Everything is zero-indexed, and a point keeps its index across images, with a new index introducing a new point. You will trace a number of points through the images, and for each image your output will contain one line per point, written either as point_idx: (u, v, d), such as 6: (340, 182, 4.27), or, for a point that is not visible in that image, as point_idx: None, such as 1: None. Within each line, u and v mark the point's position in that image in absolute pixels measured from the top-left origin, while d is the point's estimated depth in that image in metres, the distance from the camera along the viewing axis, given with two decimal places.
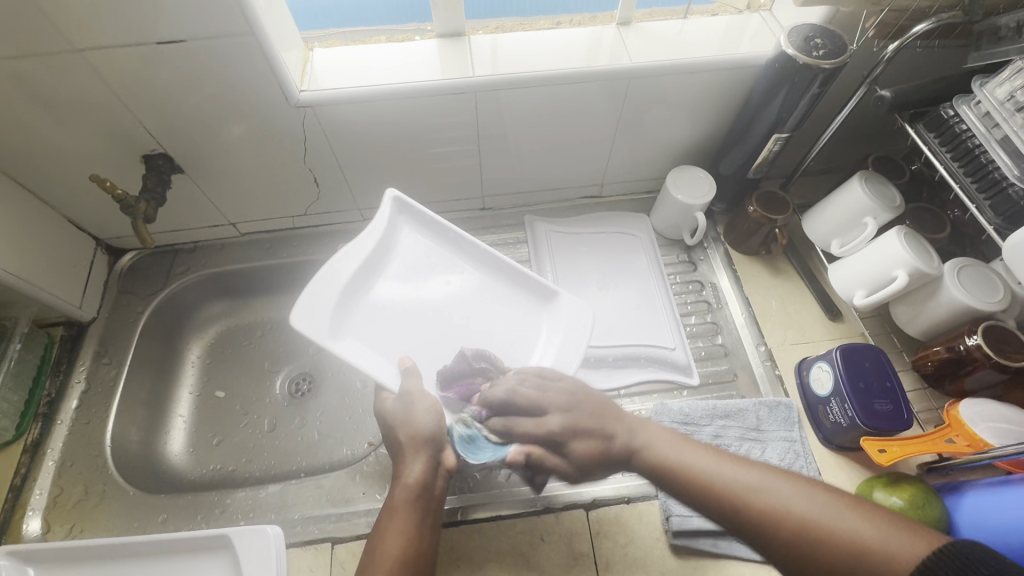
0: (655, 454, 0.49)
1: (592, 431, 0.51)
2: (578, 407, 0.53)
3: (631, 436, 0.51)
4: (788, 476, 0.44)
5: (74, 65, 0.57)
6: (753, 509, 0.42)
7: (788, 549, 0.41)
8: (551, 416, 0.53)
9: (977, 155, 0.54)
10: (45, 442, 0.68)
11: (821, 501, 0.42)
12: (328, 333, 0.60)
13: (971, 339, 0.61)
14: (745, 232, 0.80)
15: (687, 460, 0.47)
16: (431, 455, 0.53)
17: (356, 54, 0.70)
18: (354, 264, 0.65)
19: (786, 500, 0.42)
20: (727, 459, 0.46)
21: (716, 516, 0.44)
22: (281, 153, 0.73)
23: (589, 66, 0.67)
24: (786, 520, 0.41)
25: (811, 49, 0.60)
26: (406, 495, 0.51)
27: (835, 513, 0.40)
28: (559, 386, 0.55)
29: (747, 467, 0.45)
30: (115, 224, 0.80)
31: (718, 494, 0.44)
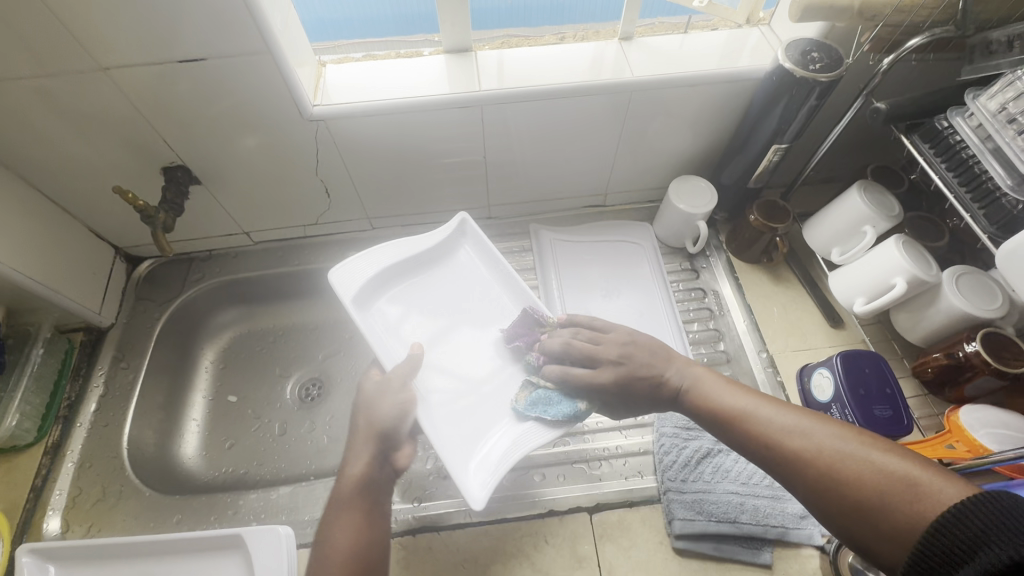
0: (701, 394, 0.51)
1: (643, 373, 0.54)
2: (628, 356, 0.55)
3: (679, 381, 0.53)
4: (831, 422, 0.44)
5: (100, 82, 0.60)
6: (787, 447, 0.44)
7: (816, 487, 0.42)
8: (604, 368, 0.55)
9: (972, 165, 0.55)
10: (64, 444, 0.71)
11: (855, 444, 0.42)
12: (355, 295, 0.65)
13: (969, 346, 0.61)
14: (747, 240, 0.82)
15: (730, 401, 0.49)
16: (377, 448, 0.53)
17: (367, 69, 0.73)
18: (401, 253, 0.71)
19: (821, 440, 0.43)
20: (779, 404, 0.47)
21: (756, 452, 0.46)
22: (294, 164, 0.76)
23: (592, 80, 0.69)
24: (816, 462, 0.42)
25: (807, 63, 0.62)
26: (352, 489, 0.51)
27: (869, 458, 0.41)
28: (609, 342, 0.57)
29: (787, 411, 0.46)
30: (134, 233, 0.83)
31: (758, 435, 0.46)
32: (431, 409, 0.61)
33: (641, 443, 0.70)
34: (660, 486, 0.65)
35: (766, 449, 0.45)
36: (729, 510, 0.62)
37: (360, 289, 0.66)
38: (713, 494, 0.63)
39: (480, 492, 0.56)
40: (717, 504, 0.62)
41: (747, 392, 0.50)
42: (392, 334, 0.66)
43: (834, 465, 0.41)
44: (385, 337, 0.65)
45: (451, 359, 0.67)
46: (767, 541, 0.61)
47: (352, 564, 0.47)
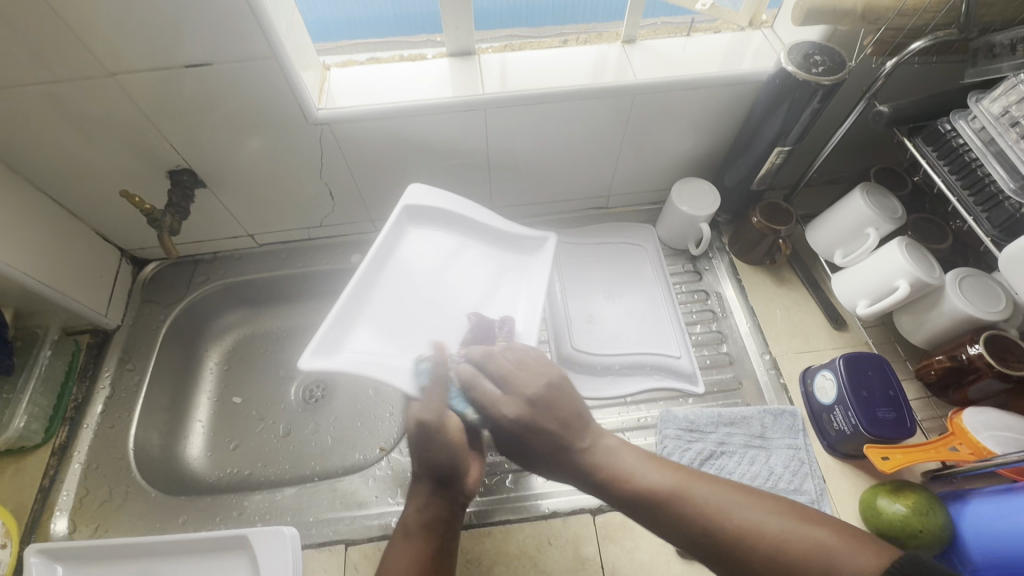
0: (616, 470, 0.49)
1: (556, 420, 0.51)
2: (543, 400, 0.52)
3: (593, 446, 0.51)
4: (764, 498, 0.44)
5: (106, 87, 0.60)
6: (720, 530, 0.43)
7: (756, 565, 0.41)
8: (512, 400, 0.52)
9: (975, 169, 0.55)
10: (72, 445, 0.71)
11: (788, 518, 0.42)
12: (407, 207, 0.68)
13: (973, 349, 0.61)
14: (750, 242, 0.82)
15: (649, 478, 0.48)
16: (457, 482, 0.54)
17: (371, 73, 0.73)
18: (480, 213, 0.71)
19: (750, 518, 0.43)
20: (704, 481, 0.47)
21: (690, 540, 0.44)
22: (298, 167, 0.76)
23: (595, 83, 0.70)
24: (755, 537, 0.42)
25: (810, 66, 0.62)
26: (421, 518, 0.53)
27: (804, 532, 0.41)
28: (528, 372, 0.53)
29: (716, 487, 0.46)
30: (140, 236, 0.83)
31: (688, 518, 0.45)
32: (366, 318, 0.59)
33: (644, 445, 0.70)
34: None
35: (699, 535, 0.44)
36: None
37: (422, 215, 0.69)
38: None
39: (322, 356, 0.54)
40: None
41: (666, 465, 0.49)
42: (421, 255, 0.67)
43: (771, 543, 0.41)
44: (407, 246, 0.67)
45: (432, 315, 0.63)
46: None
47: None
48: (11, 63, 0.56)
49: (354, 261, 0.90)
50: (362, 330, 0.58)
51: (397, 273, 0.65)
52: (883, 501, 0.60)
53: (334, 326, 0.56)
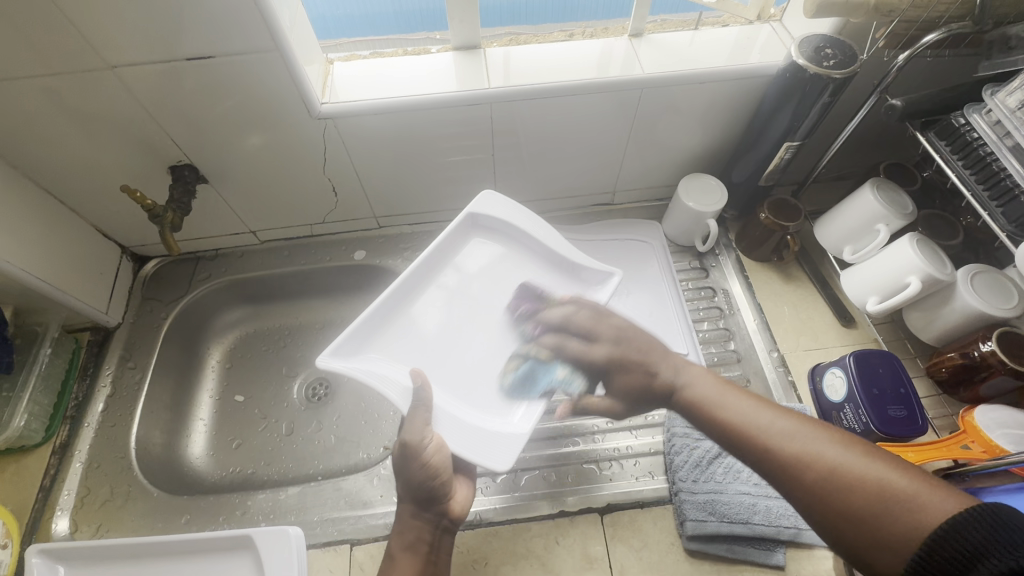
0: (695, 392, 0.48)
1: (635, 369, 0.52)
2: (625, 341, 0.54)
3: (674, 375, 0.51)
4: (844, 436, 0.42)
5: (107, 80, 0.59)
6: (785, 454, 0.42)
7: (815, 495, 0.40)
8: (599, 345, 0.56)
9: (990, 163, 0.54)
10: (72, 444, 0.70)
11: (856, 453, 0.40)
12: (471, 216, 0.72)
13: (985, 346, 0.61)
14: (758, 238, 0.81)
15: (730, 407, 0.46)
16: (439, 504, 0.54)
17: (374, 67, 0.72)
18: (545, 237, 0.72)
19: (820, 449, 0.41)
20: (781, 414, 0.44)
21: (752, 458, 0.44)
22: (301, 163, 0.75)
23: (602, 77, 0.69)
24: (817, 467, 0.40)
25: (821, 59, 0.61)
26: (405, 539, 0.53)
27: (874, 470, 0.39)
28: (604, 336, 0.56)
29: (788, 416, 0.44)
30: (141, 232, 0.82)
31: (754, 442, 0.43)
32: (403, 321, 0.65)
33: (651, 444, 0.69)
34: (671, 486, 0.65)
35: (766, 458, 0.43)
36: (742, 511, 0.61)
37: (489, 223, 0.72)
38: (725, 495, 0.63)
39: (345, 355, 0.59)
40: (730, 506, 0.62)
41: (750, 396, 0.47)
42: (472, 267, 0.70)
43: (834, 474, 0.39)
44: (460, 257, 0.71)
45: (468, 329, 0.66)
46: (780, 542, 0.60)
47: None
48: (9, 55, 0.55)
49: (357, 258, 0.89)
50: (395, 332, 0.64)
51: (444, 280, 0.69)
52: None
53: (366, 326, 0.62)
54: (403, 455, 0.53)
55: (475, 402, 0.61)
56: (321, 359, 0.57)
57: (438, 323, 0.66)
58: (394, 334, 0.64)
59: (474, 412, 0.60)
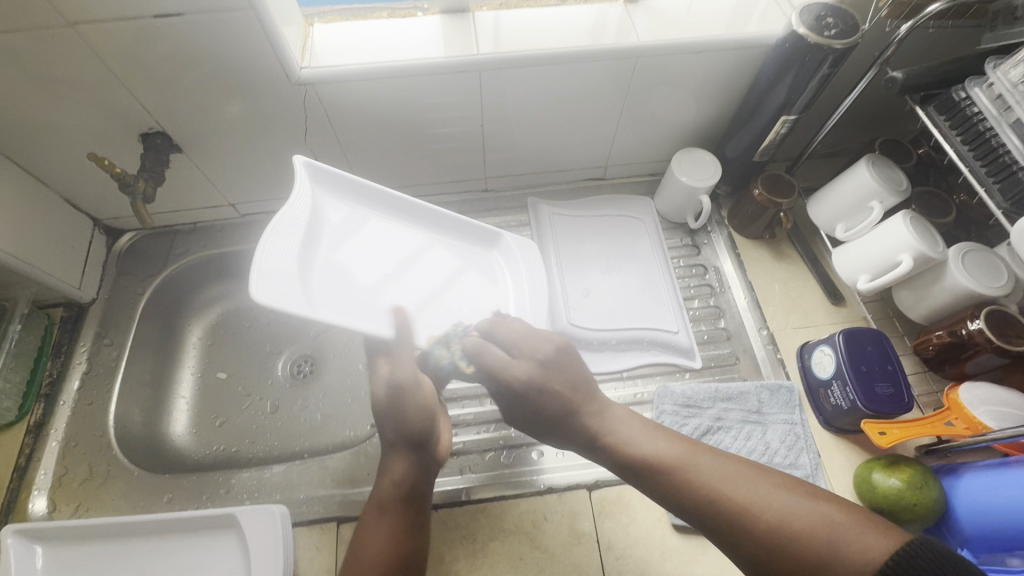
0: (622, 440, 0.46)
1: (563, 395, 0.48)
2: (553, 367, 0.49)
3: (597, 420, 0.48)
4: (758, 472, 0.42)
5: (70, 40, 0.56)
6: (727, 506, 0.40)
7: (764, 547, 0.39)
8: (522, 361, 0.49)
9: (988, 139, 0.53)
10: (49, 422, 0.68)
11: (793, 497, 0.40)
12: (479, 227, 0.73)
13: (973, 324, 0.61)
14: (750, 215, 0.80)
15: (659, 451, 0.45)
16: (415, 455, 0.53)
17: (358, 30, 0.69)
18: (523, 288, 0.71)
19: (756, 499, 0.40)
20: (709, 457, 0.44)
21: (689, 512, 0.42)
22: (280, 131, 0.72)
23: (594, 44, 0.66)
24: (758, 517, 0.39)
25: (822, 29, 0.59)
26: (391, 493, 0.51)
27: (812, 514, 0.39)
28: (528, 352, 0.50)
29: (719, 461, 0.43)
30: (113, 205, 0.79)
31: (692, 490, 0.42)
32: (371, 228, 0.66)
33: None
34: None
35: (704, 514, 0.41)
36: None
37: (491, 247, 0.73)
38: None
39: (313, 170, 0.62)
40: None
41: (680, 440, 0.46)
42: (450, 274, 0.69)
43: (777, 522, 0.39)
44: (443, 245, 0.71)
45: (394, 294, 0.63)
46: None
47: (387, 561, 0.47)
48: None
49: None
50: (354, 229, 0.65)
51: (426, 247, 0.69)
52: (879, 475, 0.59)
53: (347, 181, 0.65)
54: (398, 397, 0.53)
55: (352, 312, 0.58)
56: (299, 155, 0.61)
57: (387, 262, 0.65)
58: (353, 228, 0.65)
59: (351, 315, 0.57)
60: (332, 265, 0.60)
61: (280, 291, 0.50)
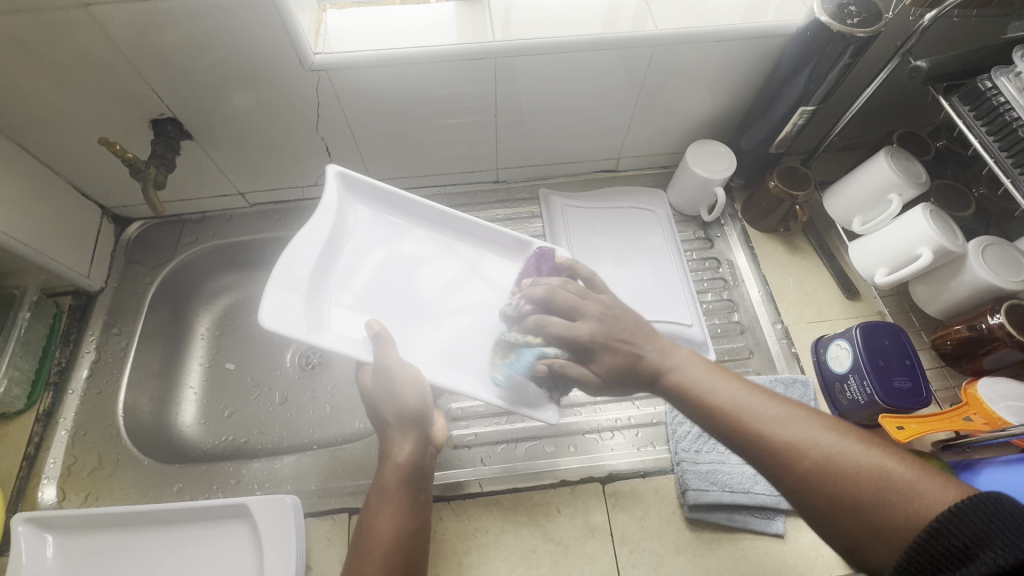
0: (679, 374, 0.46)
1: (619, 349, 0.49)
2: (612, 319, 0.50)
3: (660, 357, 0.48)
4: (813, 414, 0.42)
5: (82, 23, 0.55)
6: (778, 442, 0.40)
7: (815, 484, 0.38)
8: (584, 322, 0.50)
9: (1016, 129, 0.52)
10: (58, 411, 0.68)
11: (849, 440, 0.39)
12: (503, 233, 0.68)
13: (993, 318, 0.60)
14: (765, 208, 0.79)
15: (711, 390, 0.45)
16: (420, 434, 0.55)
17: (370, 16, 0.68)
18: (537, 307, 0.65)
19: (810, 436, 0.40)
20: (762, 396, 0.43)
21: (739, 445, 0.42)
22: (291, 119, 0.71)
23: (610, 32, 0.65)
24: (808, 454, 0.39)
25: (845, 17, 0.58)
26: (398, 475, 0.52)
27: (869, 457, 0.38)
28: (588, 314, 0.51)
29: (772, 402, 0.42)
30: (121, 193, 0.78)
31: (744, 425, 0.42)
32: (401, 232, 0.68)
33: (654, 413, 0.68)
34: (673, 456, 0.64)
35: (751, 448, 0.41)
36: (743, 481, 0.61)
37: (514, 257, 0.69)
38: (728, 465, 0.62)
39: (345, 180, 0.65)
40: (731, 475, 0.62)
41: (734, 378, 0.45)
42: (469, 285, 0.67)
43: (828, 462, 0.38)
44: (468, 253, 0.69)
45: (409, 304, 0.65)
46: (780, 511, 0.60)
47: (402, 544, 0.49)
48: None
49: None
50: (380, 234, 0.67)
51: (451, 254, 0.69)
52: None
53: (378, 190, 0.66)
54: (386, 376, 0.54)
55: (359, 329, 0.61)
56: (331, 164, 0.64)
57: (415, 268, 0.67)
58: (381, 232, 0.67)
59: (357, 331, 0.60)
60: (356, 272, 0.64)
61: (279, 304, 0.55)
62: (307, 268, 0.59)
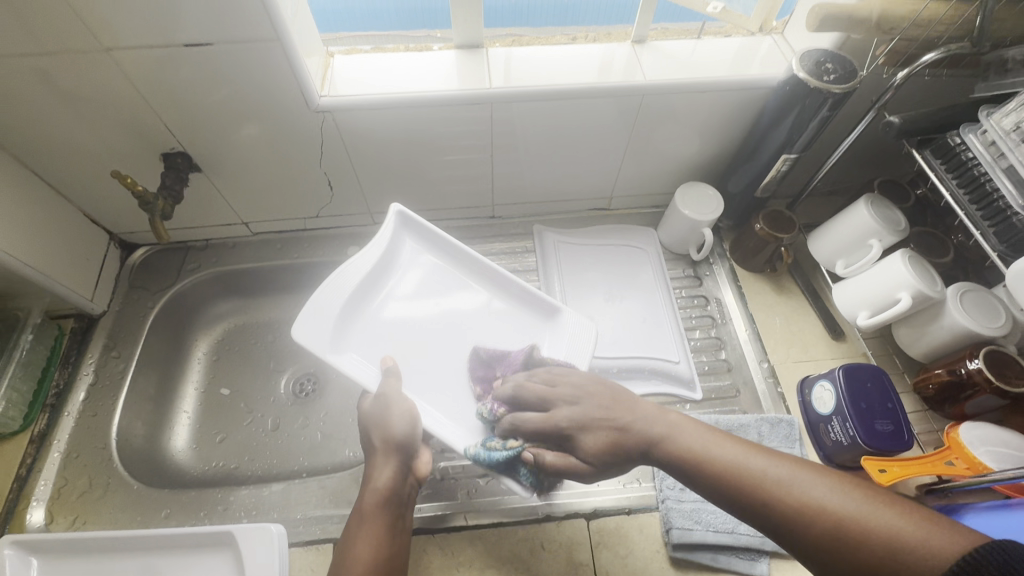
0: (677, 442, 0.47)
1: (599, 429, 0.51)
2: (583, 400, 0.53)
3: (650, 426, 0.49)
4: (813, 468, 0.42)
5: (101, 63, 0.58)
6: (782, 505, 0.41)
7: (823, 546, 0.38)
8: (558, 410, 0.53)
9: (983, 183, 0.55)
10: (52, 432, 0.69)
11: (857, 498, 0.39)
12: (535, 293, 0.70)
13: (972, 363, 0.61)
14: (751, 249, 0.81)
15: (718, 452, 0.45)
16: (401, 460, 0.54)
17: (375, 62, 0.72)
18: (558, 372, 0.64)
19: (819, 496, 0.40)
20: (771, 460, 0.43)
21: (746, 510, 0.43)
22: (294, 155, 0.74)
23: (600, 82, 0.69)
24: (819, 517, 0.39)
25: (822, 74, 0.61)
26: (376, 499, 0.52)
27: (878, 513, 0.38)
28: (558, 398, 0.54)
29: (778, 461, 0.43)
30: (129, 220, 0.81)
31: (749, 492, 0.42)
32: (443, 269, 0.72)
33: None
34: (658, 494, 0.64)
35: (757, 511, 0.42)
36: (728, 521, 0.61)
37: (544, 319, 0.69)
38: (712, 504, 0.63)
39: (403, 216, 0.71)
40: (716, 515, 0.62)
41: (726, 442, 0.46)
42: (493, 337, 0.68)
43: (836, 522, 0.38)
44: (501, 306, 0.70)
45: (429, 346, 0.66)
46: (764, 553, 0.60)
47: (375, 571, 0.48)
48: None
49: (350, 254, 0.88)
50: (424, 271, 0.71)
51: (485, 305, 0.71)
52: None
53: (429, 231, 0.71)
54: (383, 407, 0.57)
55: (377, 351, 0.64)
56: (398, 204, 0.70)
57: (451, 310, 0.69)
58: (425, 266, 0.72)
59: (372, 354, 0.63)
60: (388, 303, 0.68)
61: (311, 318, 0.60)
62: (347, 291, 0.64)
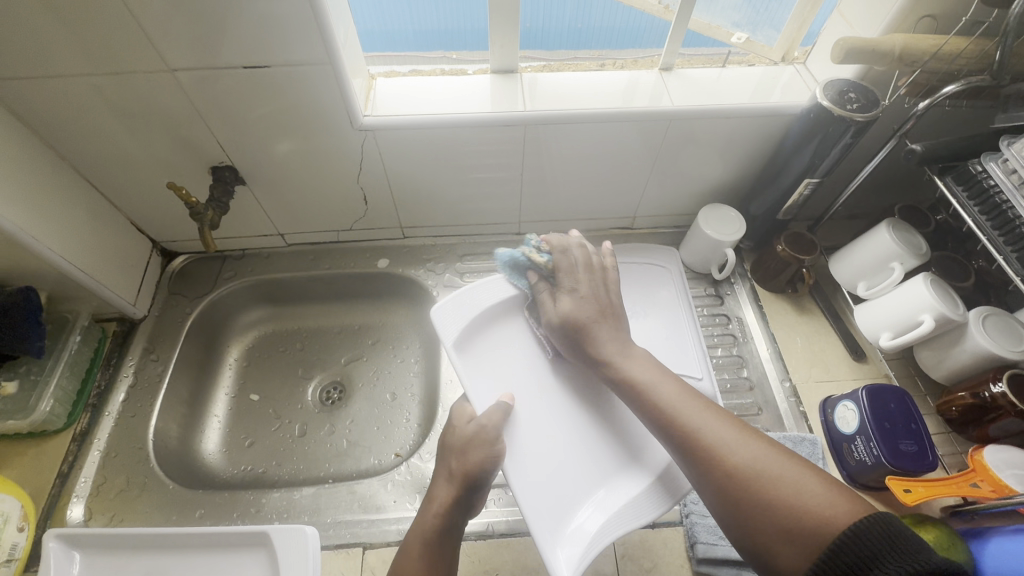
0: (617, 368, 0.57)
1: (587, 307, 0.61)
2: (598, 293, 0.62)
3: (616, 355, 0.58)
4: (751, 431, 0.48)
5: (164, 82, 0.62)
6: (704, 444, 0.48)
7: (728, 479, 0.46)
8: (581, 279, 0.63)
9: (1005, 210, 0.57)
10: (93, 431, 0.71)
11: (770, 450, 0.46)
12: None
13: (995, 387, 0.62)
14: (773, 270, 0.83)
15: (660, 389, 0.53)
16: (463, 494, 0.55)
17: (413, 85, 0.75)
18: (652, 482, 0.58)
19: (736, 445, 0.47)
20: (702, 406, 0.51)
21: (673, 439, 0.50)
22: (333, 170, 0.77)
23: (627, 107, 0.72)
24: (729, 460, 0.46)
25: (845, 103, 0.64)
26: (435, 524, 0.54)
27: (783, 468, 0.45)
28: (587, 279, 0.63)
29: (712, 414, 0.50)
30: (173, 228, 0.84)
31: (677, 426, 0.50)
32: None
33: None
34: (681, 508, 0.65)
35: (684, 446, 0.49)
36: None
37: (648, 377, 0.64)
38: None
39: None
40: None
41: (687, 393, 0.53)
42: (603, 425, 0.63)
43: (746, 467, 0.45)
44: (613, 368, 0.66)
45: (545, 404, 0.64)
46: None
47: None
48: (63, 51, 0.57)
49: (380, 266, 0.91)
50: None
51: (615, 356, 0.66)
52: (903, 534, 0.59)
53: None
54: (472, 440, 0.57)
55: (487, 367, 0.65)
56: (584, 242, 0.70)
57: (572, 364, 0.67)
58: None
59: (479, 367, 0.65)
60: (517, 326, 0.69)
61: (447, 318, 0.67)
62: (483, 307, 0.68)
